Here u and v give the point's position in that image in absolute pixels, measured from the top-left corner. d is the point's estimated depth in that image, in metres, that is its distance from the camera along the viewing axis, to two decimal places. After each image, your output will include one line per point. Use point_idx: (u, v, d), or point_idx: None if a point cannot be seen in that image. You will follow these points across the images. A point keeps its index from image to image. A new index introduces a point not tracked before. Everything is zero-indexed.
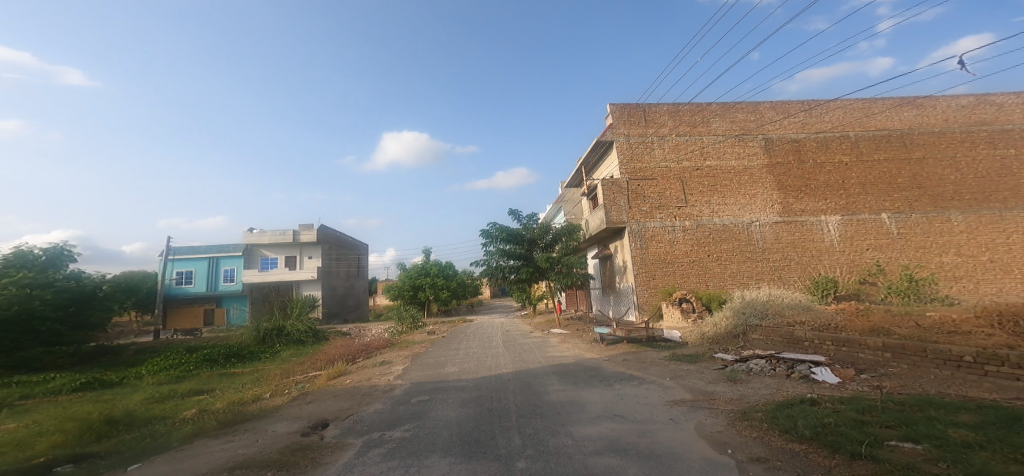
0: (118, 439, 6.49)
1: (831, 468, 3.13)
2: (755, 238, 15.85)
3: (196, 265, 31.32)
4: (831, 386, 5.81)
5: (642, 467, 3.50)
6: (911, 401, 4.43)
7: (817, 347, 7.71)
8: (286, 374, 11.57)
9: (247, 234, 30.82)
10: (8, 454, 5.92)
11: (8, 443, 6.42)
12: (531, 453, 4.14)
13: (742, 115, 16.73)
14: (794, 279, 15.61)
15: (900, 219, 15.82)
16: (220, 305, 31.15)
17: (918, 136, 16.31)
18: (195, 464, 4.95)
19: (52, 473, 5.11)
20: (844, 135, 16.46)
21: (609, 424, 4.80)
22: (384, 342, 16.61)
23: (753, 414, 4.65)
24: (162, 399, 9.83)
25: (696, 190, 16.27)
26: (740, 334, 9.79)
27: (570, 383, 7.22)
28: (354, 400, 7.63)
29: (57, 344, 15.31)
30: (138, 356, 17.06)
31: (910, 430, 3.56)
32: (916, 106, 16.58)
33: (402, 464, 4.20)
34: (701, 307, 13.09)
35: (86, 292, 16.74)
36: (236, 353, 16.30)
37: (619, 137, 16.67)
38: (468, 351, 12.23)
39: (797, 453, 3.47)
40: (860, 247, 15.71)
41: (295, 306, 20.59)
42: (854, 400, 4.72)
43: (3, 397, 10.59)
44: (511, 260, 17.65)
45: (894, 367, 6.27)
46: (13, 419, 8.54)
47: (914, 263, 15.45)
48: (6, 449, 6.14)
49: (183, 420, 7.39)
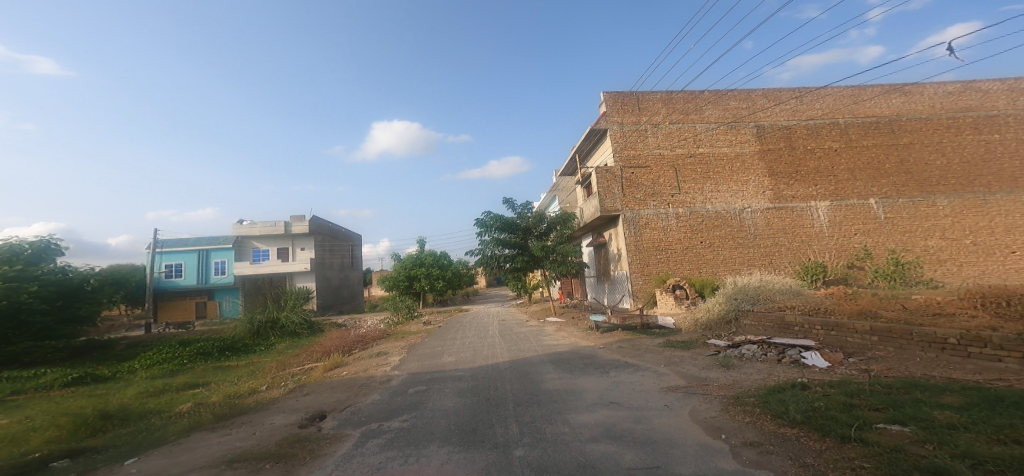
0: (113, 434, 6.48)
1: (822, 451, 3.22)
2: (747, 225, 15.99)
3: (186, 258, 31.06)
4: (821, 370, 5.96)
5: (639, 454, 3.56)
6: (898, 384, 4.56)
7: (807, 332, 7.90)
8: (282, 367, 11.55)
9: (237, 226, 30.46)
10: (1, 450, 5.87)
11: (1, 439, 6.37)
12: (529, 441, 4.21)
13: (735, 102, 16.69)
14: (784, 264, 15.87)
15: (888, 204, 16.04)
16: (212, 297, 30.84)
17: (906, 122, 16.47)
18: (192, 457, 4.98)
19: (49, 468, 5.09)
20: (835, 122, 16.57)
21: (606, 412, 4.89)
22: (380, 333, 16.68)
23: (745, 399, 4.76)
24: (157, 392, 9.82)
25: (689, 178, 16.32)
26: (732, 319, 9.98)
27: (566, 371, 7.29)
28: (351, 391, 7.65)
29: (46, 339, 15.10)
30: (129, 351, 16.88)
31: (896, 413, 3.67)
32: (903, 93, 16.72)
33: (401, 454, 4.25)
34: (695, 293, 13.24)
35: (72, 285, 16.43)
36: (231, 346, 16.29)
37: (612, 125, 16.62)
38: (466, 340, 12.34)
39: (788, 437, 3.56)
40: (848, 232, 15.96)
41: (289, 298, 20.43)
42: (843, 383, 4.86)
43: None
44: (506, 249, 17.60)
45: (880, 350, 6.44)
46: (6, 415, 8.46)
47: (900, 247, 15.76)
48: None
49: (179, 414, 7.40)
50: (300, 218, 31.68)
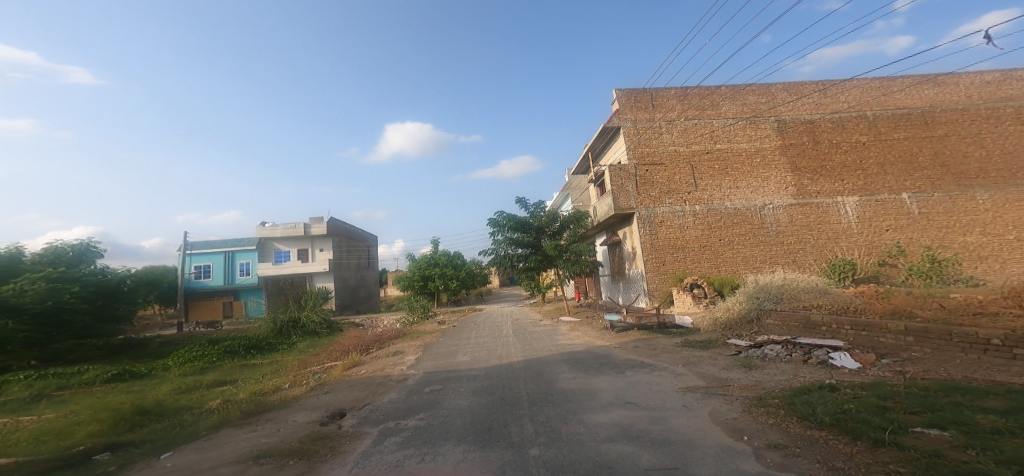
0: (150, 428, 6.70)
1: (853, 455, 3.04)
2: (769, 222, 15.51)
3: (213, 259, 32.04)
4: (851, 371, 5.69)
5: (656, 455, 3.43)
6: (936, 387, 4.29)
7: (835, 332, 7.57)
8: (303, 365, 11.78)
9: (260, 227, 31.21)
10: (49, 443, 6.15)
11: (49, 432, 6.66)
12: (544, 441, 4.13)
13: (754, 97, 16.22)
14: (810, 262, 15.33)
15: (922, 199, 15.33)
16: (238, 297, 31.73)
17: (941, 114, 15.70)
18: (221, 452, 5.07)
19: (92, 461, 5.27)
20: (862, 115, 15.93)
21: (621, 412, 4.76)
22: (396, 332, 16.85)
23: (769, 400, 4.56)
24: (189, 389, 10.14)
25: (706, 174, 15.93)
26: (753, 319, 9.64)
27: (581, 371, 7.18)
28: (369, 390, 7.71)
29: (87, 337, 15.78)
30: (164, 348, 17.54)
31: (934, 416, 3.45)
32: (937, 83, 15.96)
33: (418, 452, 4.23)
34: (713, 293, 12.87)
35: (111, 285, 17.16)
36: (257, 345, 16.71)
37: (625, 123, 16.36)
38: (480, 340, 12.31)
39: (816, 440, 3.39)
40: (879, 228, 15.32)
41: (309, 298, 20.79)
42: (875, 385, 4.61)
43: (42, 388, 10.92)
44: (519, 249, 17.52)
45: (916, 351, 6.10)
46: (53, 409, 8.87)
47: (936, 243, 15.02)
48: (47, 439, 6.35)
49: (210, 410, 7.60)
50: (318, 220, 32.31)
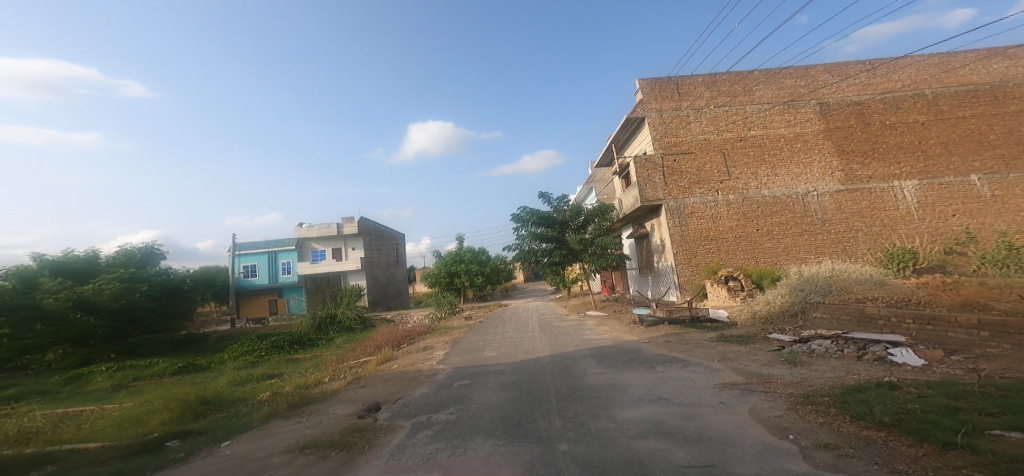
0: (212, 418, 7.06)
1: (917, 458, 2.70)
2: (813, 210, 14.55)
3: (258, 259, 33.69)
4: (914, 368, 5.18)
5: (691, 452, 3.20)
6: (1016, 386, 3.80)
7: (894, 326, 6.94)
8: (341, 360, 12.14)
9: (299, 228, 32.38)
10: (128, 431, 6.59)
11: (129, 420, 7.14)
12: (572, 436, 3.98)
13: (791, 80, 15.26)
14: (863, 252, 14.28)
15: (993, 181, 13.94)
16: (281, 295, 33.24)
17: (1014, 89, 14.25)
18: (273, 442, 5.24)
19: (165, 447, 5.59)
20: (919, 94, 14.66)
21: (652, 408, 4.53)
22: (425, 328, 17.09)
23: (818, 398, 4.19)
24: (243, 382, 10.66)
25: (739, 162, 15.12)
26: (797, 312, 8.99)
27: (609, 366, 6.94)
28: (400, 384, 7.79)
29: (158, 332, 16.95)
30: (219, 343, 18.61)
31: (1016, 418, 3.04)
32: (1008, 57, 14.51)
33: (448, 446, 4.18)
34: (751, 285, 12.20)
35: (174, 285, 18.40)
36: (299, 340, 17.41)
37: (650, 112, 15.77)
38: (506, 335, 12.23)
39: (874, 441, 3.06)
40: (943, 214, 14.06)
41: (345, 295, 21.35)
42: (943, 384, 4.14)
43: (119, 379, 11.80)
44: (543, 243, 17.32)
45: (992, 347, 5.47)
46: (132, 398, 9.57)
47: (1013, 229, 13.64)
48: (126, 427, 6.81)
49: (262, 401, 7.94)
50: (349, 220, 33.27)
